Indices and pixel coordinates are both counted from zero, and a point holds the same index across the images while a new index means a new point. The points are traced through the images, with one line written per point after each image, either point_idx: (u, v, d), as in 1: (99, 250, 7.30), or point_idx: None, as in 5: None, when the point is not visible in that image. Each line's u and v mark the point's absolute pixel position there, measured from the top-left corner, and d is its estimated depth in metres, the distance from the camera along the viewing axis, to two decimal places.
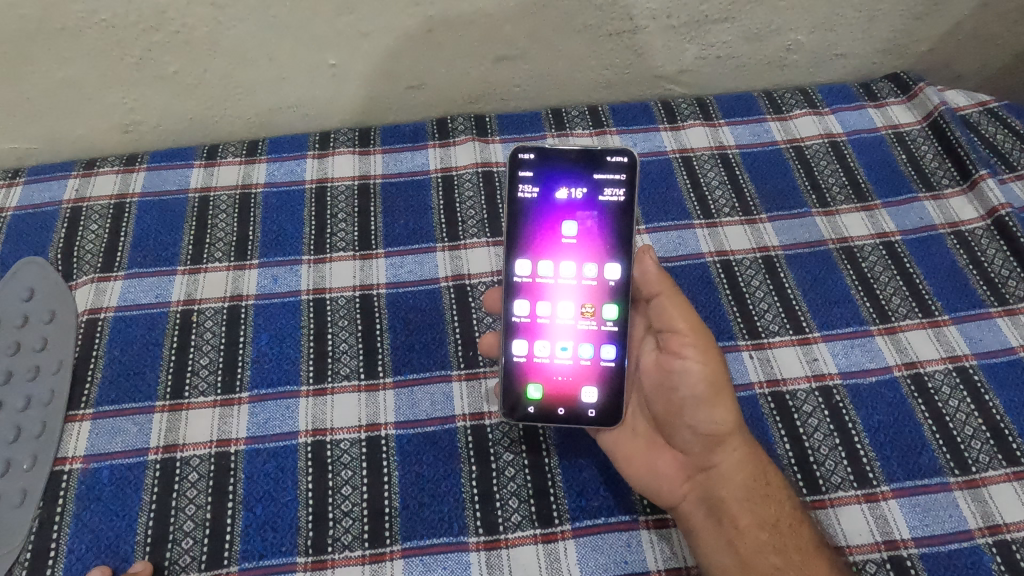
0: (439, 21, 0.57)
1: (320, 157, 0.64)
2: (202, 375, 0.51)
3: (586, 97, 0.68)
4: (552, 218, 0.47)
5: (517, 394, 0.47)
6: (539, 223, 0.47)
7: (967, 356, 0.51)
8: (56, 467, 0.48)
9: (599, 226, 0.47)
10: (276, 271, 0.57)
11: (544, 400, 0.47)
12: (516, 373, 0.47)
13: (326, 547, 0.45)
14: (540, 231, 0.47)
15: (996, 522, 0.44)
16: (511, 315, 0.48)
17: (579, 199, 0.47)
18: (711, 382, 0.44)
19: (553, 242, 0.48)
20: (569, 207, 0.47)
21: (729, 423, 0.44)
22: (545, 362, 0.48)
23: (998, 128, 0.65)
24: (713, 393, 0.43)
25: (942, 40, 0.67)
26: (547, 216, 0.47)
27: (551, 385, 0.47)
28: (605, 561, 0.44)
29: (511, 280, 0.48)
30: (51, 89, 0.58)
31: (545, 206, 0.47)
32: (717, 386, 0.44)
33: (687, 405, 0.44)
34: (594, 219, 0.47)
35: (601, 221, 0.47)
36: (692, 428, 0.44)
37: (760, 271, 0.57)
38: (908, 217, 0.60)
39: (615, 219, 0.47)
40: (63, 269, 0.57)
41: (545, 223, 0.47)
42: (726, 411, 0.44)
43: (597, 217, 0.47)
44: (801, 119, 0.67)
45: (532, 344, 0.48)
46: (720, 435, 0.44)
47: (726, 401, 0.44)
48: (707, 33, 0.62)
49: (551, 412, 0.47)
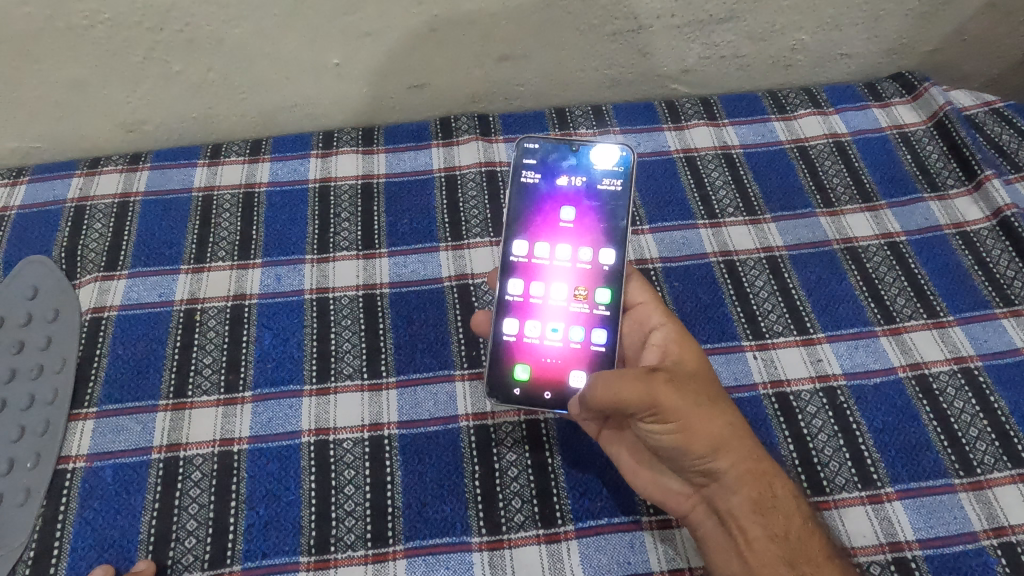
0: (443, 21, 0.57)
1: (323, 156, 0.64)
2: (206, 374, 0.51)
3: (590, 96, 0.68)
4: (550, 203, 0.48)
5: (505, 374, 0.47)
6: (537, 207, 0.48)
7: (972, 357, 0.51)
8: (59, 466, 0.48)
9: (595, 214, 0.48)
10: (279, 271, 0.57)
11: (532, 381, 0.47)
12: (505, 352, 0.47)
13: (329, 547, 0.44)
14: (538, 214, 0.48)
15: (1001, 523, 0.44)
16: (502, 295, 0.48)
17: (577, 187, 0.48)
18: (684, 434, 0.40)
19: (550, 227, 0.48)
20: (567, 194, 0.48)
21: (715, 453, 0.41)
22: (535, 345, 0.47)
23: (1003, 128, 0.65)
24: (689, 442, 0.40)
25: (947, 39, 0.67)
26: (545, 201, 0.48)
27: (540, 367, 0.47)
28: (608, 562, 0.44)
29: (505, 260, 0.48)
30: (55, 88, 0.58)
31: (544, 191, 0.48)
32: (689, 432, 0.40)
33: (668, 451, 0.42)
34: (590, 208, 0.48)
35: (596, 209, 0.48)
36: (681, 462, 0.42)
37: (765, 270, 0.57)
38: (913, 217, 0.59)
39: (611, 208, 0.48)
40: (67, 268, 0.57)
41: (543, 207, 0.48)
42: (707, 446, 0.40)
43: (593, 205, 0.48)
44: (806, 119, 0.66)
45: (523, 326, 0.47)
46: (709, 464, 0.41)
47: (703, 439, 0.40)
48: (712, 32, 0.62)
49: (538, 394, 0.46)
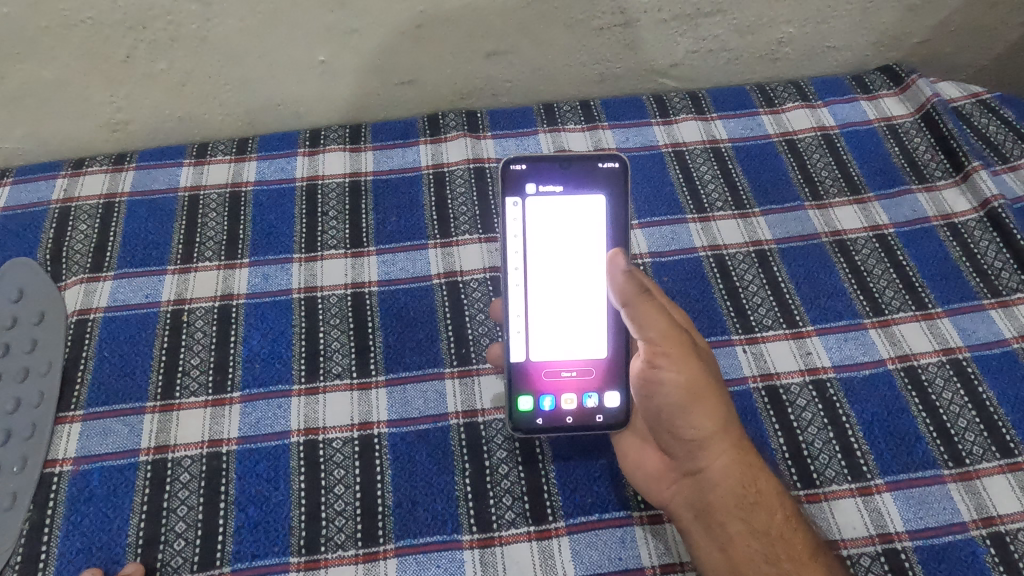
0: (429, 16, 0.57)
1: (310, 155, 0.63)
2: (193, 375, 0.51)
3: (578, 91, 0.68)
4: (549, 228, 0.47)
5: (524, 407, 0.47)
6: (537, 234, 0.47)
7: (961, 348, 0.51)
8: (46, 469, 0.47)
9: (596, 233, 0.47)
10: (266, 270, 0.57)
11: (553, 409, 0.47)
12: (521, 384, 0.47)
13: (319, 547, 0.44)
14: (539, 242, 0.47)
15: (991, 513, 0.44)
16: (510, 328, 0.47)
17: (574, 208, 0.47)
18: (689, 389, 0.42)
19: (551, 252, 0.47)
20: (565, 216, 0.47)
21: (711, 432, 0.43)
22: (551, 372, 0.47)
23: (991, 119, 0.65)
24: (692, 403, 0.42)
25: (934, 31, 0.67)
26: (544, 228, 0.47)
27: (559, 394, 0.47)
28: (599, 558, 0.44)
29: (507, 292, 0.47)
30: (37, 88, 0.57)
31: (542, 216, 0.47)
32: (696, 391, 0.42)
33: (667, 412, 0.44)
34: (590, 227, 0.47)
35: (596, 228, 0.47)
36: (676, 433, 0.44)
37: (753, 264, 0.57)
38: (901, 209, 0.59)
39: (611, 226, 0.47)
40: (52, 269, 0.57)
41: (544, 232, 0.47)
42: (705, 419, 0.42)
43: (594, 224, 0.47)
44: (794, 113, 0.66)
45: (536, 356, 0.48)
46: (705, 442, 0.43)
47: (704, 406, 0.42)
48: (700, 26, 0.62)
49: (559, 420, 0.47)
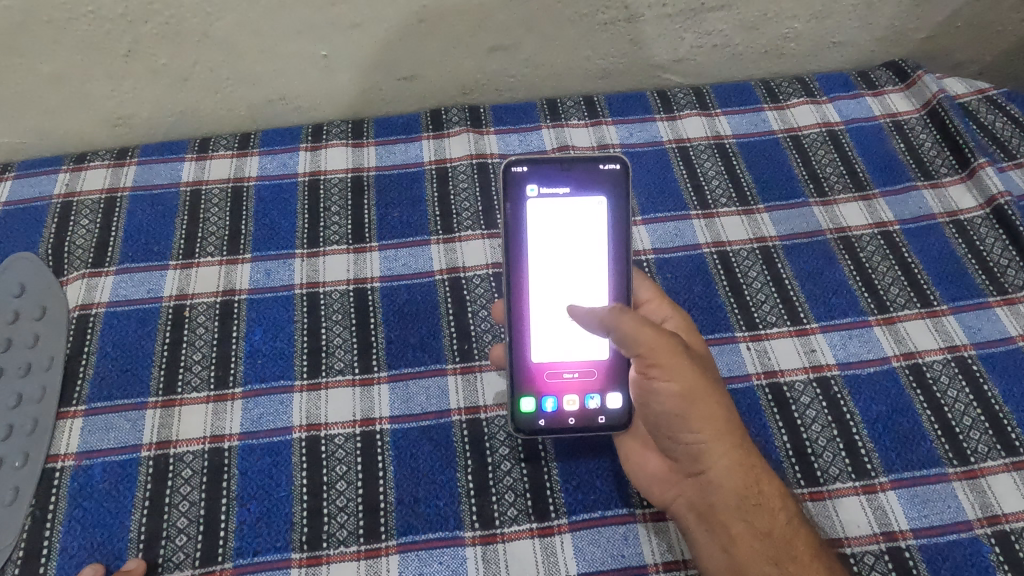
0: (431, 10, 0.57)
1: (313, 150, 0.63)
2: (195, 370, 0.51)
3: (582, 86, 0.67)
4: (550, 229, 0.46)
5: (525, 408, 0.47)
6: (538, 234, 0.47)
7: (966, 346, 0.51)
8: (48, 464, 0.47)
9: (597, 236, 0.47)
10: (268, 265, 0.56)
11: (554, 410, 0.47)
12: (522, 385, 0.47)
13: (320, 543, 0.44)
14: (540, 242, 0.47)
15: (995, 512, 0.44)
16: (512, 330, 0.47)
17: (576, 210, 0.47)
18: (685, 396, 0.42)
19: (552, 254, 0.47)
20: (567, 217, 0.46)
21: (710, 436, 0.42)
22: (552, 374, 0.47)
23: (998, 116, 0.65)
24: (690, 409, 0.42)
25: (940, 26, 0.66)
26: (545, 229, 0.47)
27: (561, 395, 0.47)
28: (602, 555, 0.44)
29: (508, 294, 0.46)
30: (38, 82, 0.57)
31: (543, 218, 0.46)
32: (693, 397, 0.42)
33: (666, 417, 0.43)
34: (591, 229, 0.47)
35: (598, 230, 0.47)
36: (676, 437, 0.43)
37: (757, 261, 0.56)
38: (907, 206, 0.59)
39: (612, 228, 0.47)
40: (54, 264, 0.57)
41: (544, 234, 0.47)
42: (705, 424, 0.42)
43: (595, 226, 0.47)
44: (799, 109, 0.66)
45: (537, 358, 0.47)
46: (704, 446, 0.42)
47: (703, 412, 0.42)
48: (704, 20, 0.62)
49: (561, 421, 0.47)
